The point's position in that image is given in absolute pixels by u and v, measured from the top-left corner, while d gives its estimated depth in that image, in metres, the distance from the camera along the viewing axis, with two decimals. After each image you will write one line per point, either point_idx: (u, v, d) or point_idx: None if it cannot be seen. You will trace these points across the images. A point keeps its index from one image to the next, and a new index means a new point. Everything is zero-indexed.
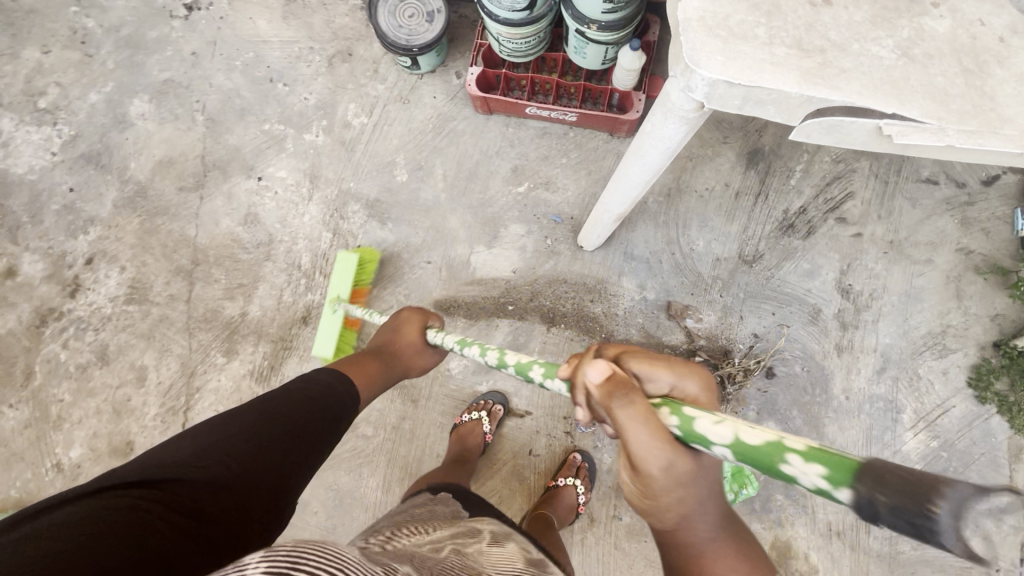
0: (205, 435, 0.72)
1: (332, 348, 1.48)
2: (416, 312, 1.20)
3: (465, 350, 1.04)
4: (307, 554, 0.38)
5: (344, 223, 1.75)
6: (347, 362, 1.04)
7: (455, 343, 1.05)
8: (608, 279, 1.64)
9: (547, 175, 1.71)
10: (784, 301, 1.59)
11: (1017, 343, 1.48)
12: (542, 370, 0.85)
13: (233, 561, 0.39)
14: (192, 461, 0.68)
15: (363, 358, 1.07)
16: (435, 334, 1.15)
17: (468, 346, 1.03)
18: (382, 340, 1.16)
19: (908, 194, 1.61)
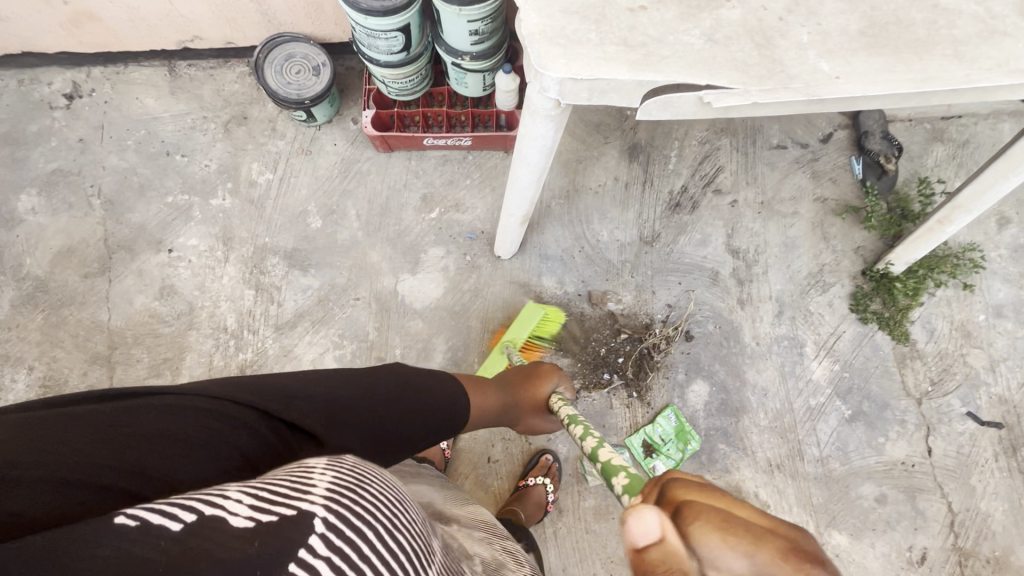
0: (322, 384, 0.75)
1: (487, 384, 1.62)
2: (552, 371, 1.36)
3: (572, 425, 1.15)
4: (365, 477, 0.51)
5: (264, 277, 1.76)
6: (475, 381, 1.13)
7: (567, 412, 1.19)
8: (530, 281, 1.76)
9: (456, 198, 1.82)
10: (687, 270, 1.77)
11: (879, 267, 1.72)
12: (624, 482, 0.86)
13: (295, 465, 0.52)
14: (303, 397, 0.70)
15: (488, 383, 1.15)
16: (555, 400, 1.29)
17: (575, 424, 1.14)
18: (516, 381, 1.30)
19: (766, 160, 1.86)
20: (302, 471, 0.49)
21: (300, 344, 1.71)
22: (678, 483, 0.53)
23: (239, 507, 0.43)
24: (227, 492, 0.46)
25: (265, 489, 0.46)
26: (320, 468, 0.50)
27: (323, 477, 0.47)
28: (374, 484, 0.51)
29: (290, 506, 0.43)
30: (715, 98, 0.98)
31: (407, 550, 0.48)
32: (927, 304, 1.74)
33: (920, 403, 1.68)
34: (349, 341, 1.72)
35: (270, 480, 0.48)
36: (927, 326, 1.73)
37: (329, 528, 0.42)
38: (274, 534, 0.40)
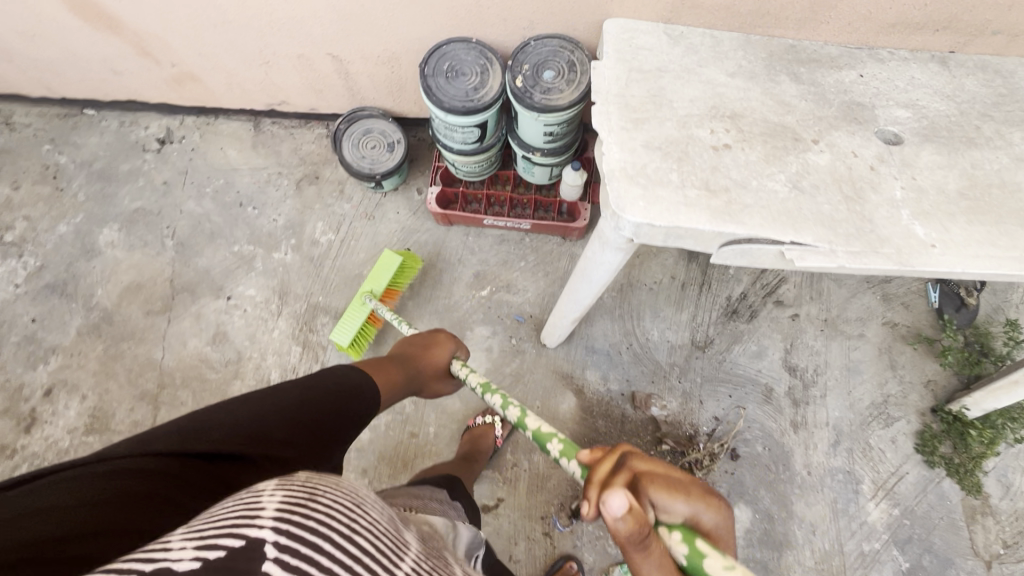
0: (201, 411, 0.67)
1: (350, 337, 1.62)
2: (449, 339, 1.29)
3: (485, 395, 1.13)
4: (315, 489, 0.50)
5: (313, 336, 1.80)
6: (380, 364, 1.08)
7: (477, 383, 1.16)
8: (573, 373, 1.72)
9: (508, 279, 1.82)
10: (738, 382, 1.69)
11: (952, 408, 1.60)
12: (559, 447, 0.88)
13: (244, 491, 0.50)
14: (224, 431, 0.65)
15: (393, 367, 1.10)
16: (458, 367, 1.26)
17: (489, 393, 1.12)
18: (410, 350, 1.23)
19: (833, 275, 1.78)
20: (249, 498, 0.47)
21: None
22: (632, 454, 0.70)
23: (184, 553, 0.40)
24: (170, 542, 0.43)
25: (209, 526, 0.43)
26: (264, 491, 0.48)
27: (270, 498, 0.46)
28: (326, 493, 0.50)
29: (242, 536, 0.41)
30: (798, 255, 0.94)
31: (375, 553, 0.47)
32: (1004, 455, 1.59)
33: (990, 567, 1.52)
34: (385, 411, 1.71)
35: (216, 516, 0.46)
36: (1003, 480, 1.58)
37: (282, 551, 0.40)
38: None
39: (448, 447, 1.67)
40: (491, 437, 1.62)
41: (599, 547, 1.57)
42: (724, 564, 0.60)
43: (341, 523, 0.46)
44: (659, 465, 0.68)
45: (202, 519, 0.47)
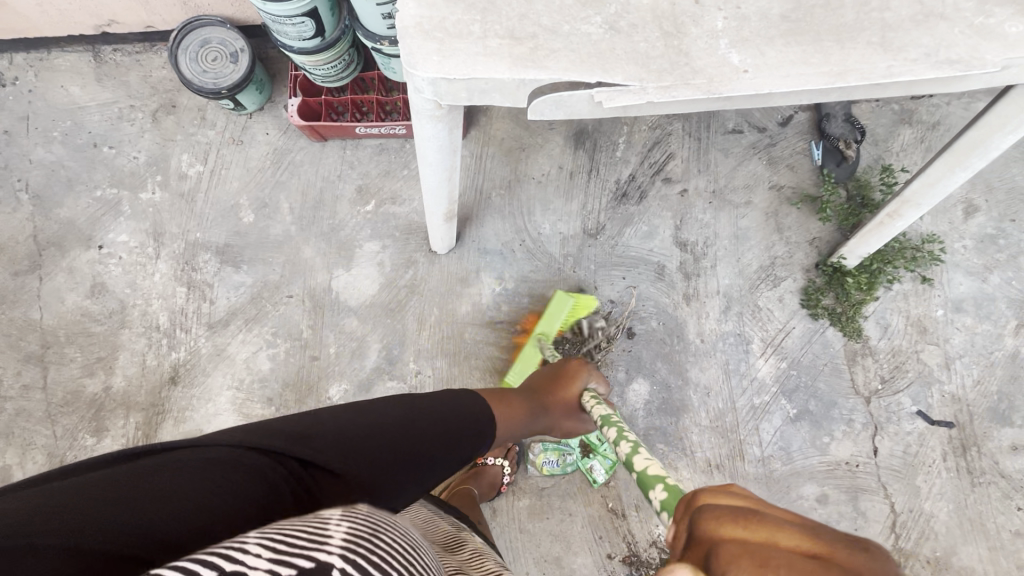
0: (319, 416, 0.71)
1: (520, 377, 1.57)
2: (580, 368, 1.34)
3: (603, 427, 1.11)
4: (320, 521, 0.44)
5: (197, 274, 1.72)
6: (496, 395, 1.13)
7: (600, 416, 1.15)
8: (468, 276, 1.70)
9: (392, 190, 1.75)
10: (631, 264, 1.70)
11: (832, 261, 1.64)
12: (660, 498, 0.82)
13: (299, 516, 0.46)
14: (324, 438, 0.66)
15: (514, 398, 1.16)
16: (589, 400, 1.28)
17: (606, 426, 1.10)
18: (537, 383, 1.29)
19: (720, 146, 1.76)
20: (314, 522, 0.44)
21: (235, 343, 1.69)
22: (714, 518, 0.41)
23: (259, 560, 0.36)
24: (241, 544, 0.39)
25: (276, 532, 0.41)
26: (330, 519, 0.45)
27: (338, 528, 0.42)
28: (385, 536, 0.47)
29: (308, 557, 0.37)
30: (606, 97, 0.90)
31: None
32: (882, 299, 1.67)
33: (869, 402, 1.62)
34: (283, 339, 1.68)
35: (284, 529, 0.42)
36: (882, 321, 1.66)
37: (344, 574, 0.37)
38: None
39: (351, 363, 1.66)
40: None
41: None
42: None
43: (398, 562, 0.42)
44: (760, 534, 0.38)
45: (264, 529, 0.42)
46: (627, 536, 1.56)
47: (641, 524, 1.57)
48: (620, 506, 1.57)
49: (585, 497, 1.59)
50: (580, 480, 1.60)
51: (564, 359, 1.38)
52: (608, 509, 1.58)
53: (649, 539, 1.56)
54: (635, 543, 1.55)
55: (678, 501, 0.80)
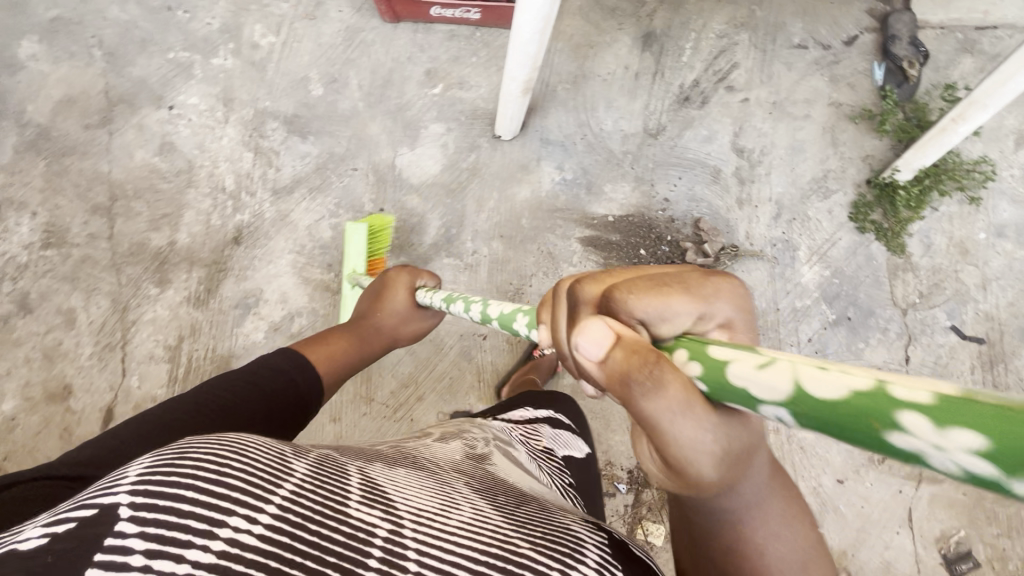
0: (117, 432, 0.77)
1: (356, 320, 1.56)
2: (399, 275, 1.34)
3: (452, 305, 1.17)
4: (184, 447, 0.44)
5: (264, 141, 1.76)
6: (322, 335, 1.18)
7: (441, 299, 1.21)
8: (529, 164, 1.74)
9: (459, 75, 1.78)
10: (688, 166, 1.74)
11: (885, 176, 1.69)
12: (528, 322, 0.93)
13: (113, 473, 0.43)
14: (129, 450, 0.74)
15: (340, 330, 1.22)
16: (424, 295, 1.31)
17: (454, 303, 1.16)
18: (367, 307, 1.33)
19: (783, 59, 1.79)
20: (111, 474, 0.43)
21: (298, 210, 1.73)
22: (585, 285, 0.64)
23: (32, 530, 0.39)
24: (25, 530, 0.40)
25: (66, 504, 0.41)
26: (131, 463, 0.43)
27: (132, 468, 0.42)
28: (194, 449, 0.44)
29: (88, 508, 0.39)
30: None
31: (254, 479, 0.43)
32: (928, 219, 1.71)
33: (906, 313, 1.68)
34: (345, 211, 1.73)
35: (79, 495, 0.42)
36: (926, 240, 1.71)
37: (137, 509, 0.38)
38: (71, 539, 0.37)
39: (410, 239, 1.72)
40: None
41: None
42: (754, 364, 0.45)
43: (208, 470, 0.41)
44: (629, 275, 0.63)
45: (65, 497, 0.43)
46: None
47: None
48: None
49: None
50: None
51: (390, 270, 1.37)
52: None
53: None
54: None
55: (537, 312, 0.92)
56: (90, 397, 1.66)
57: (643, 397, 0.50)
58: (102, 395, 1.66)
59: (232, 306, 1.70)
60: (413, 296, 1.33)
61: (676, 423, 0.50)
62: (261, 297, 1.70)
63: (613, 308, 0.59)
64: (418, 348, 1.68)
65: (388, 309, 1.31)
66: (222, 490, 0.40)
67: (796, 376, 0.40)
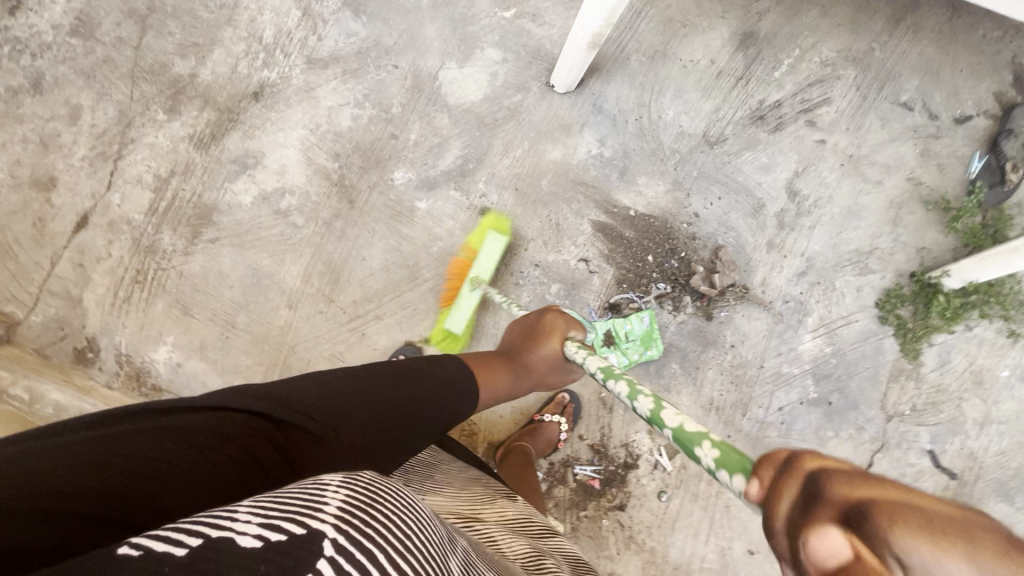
0: (279, 384, 0.78)
1: None
2: (557, 320, 1.16)
3: (609, 381, 0.91)
4: (375, 496, 0.52)
5: (316, 4, 1.66)
6: (484, 360, 1.12)
7: (597, 369, 0.96)
8: (571, 126, 1.62)
9: (536, 7, 1.64)
10: (734, 189, 1.60)
11: (932, 275, 1.54)
12: (715, 455, 0.58)
13: (309, 479, 0.54)
14: (287, 400, 0.75)
15: (496, 360, 1.14)
16: (573, 347, 1.09)
17: (616, 381, 0.88)
18: (519, 343, 1.19)
19: (881, 113, 1.60)
20: (316, 487, 0.51)
21: (325, 87, 1.65)
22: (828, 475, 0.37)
23: (248, 526, 0.44)
24: (236, 512, 0.48)
25: (276, 507, 0.48)
26: (330, 484, 0.52)
27: (334, 495, 0.49)
28: (383, 504, 0.52)
29: (302, 526, 0.44)
30: None
31: (421, 565, 0.48)
32: (956, 335, 1.57)
33: (889, 420, 1.57)
34: (372, 106, 1.64)
35: (285, 499, 0.50)
36: (944, 356, 1.57)
37: (338, 552, 0.43)
38: (284, 554, 0.41)
39: (425, 158, 1.63)
40: None
41: (538, 292, 1.60)
42: None
43: (398, 539, 0.48)
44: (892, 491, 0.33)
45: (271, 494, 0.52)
46: (604, 428, 1.58)
47: (623, 424, 1.58)
48: (611, 400, 1.58)
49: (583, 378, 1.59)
50: None
51: (545, 311, 1.20)
52: (599, 397, 1.58)
53: (622, 440, 1.57)
54: (608, 437, 1.57)
55: (738, 452, 0.56)
56: (71, 198, 1.65)
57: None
58: (82, 201, 1.65)
59: (230, 160, 1.65)
60: (563, 349, 1.12)
61: None
62: (260, 162, 1.65)
63: (856, 518, 0.33)
64: (393, 270, 1.63)
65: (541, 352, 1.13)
66: (404, 564, 0.46)
67: None
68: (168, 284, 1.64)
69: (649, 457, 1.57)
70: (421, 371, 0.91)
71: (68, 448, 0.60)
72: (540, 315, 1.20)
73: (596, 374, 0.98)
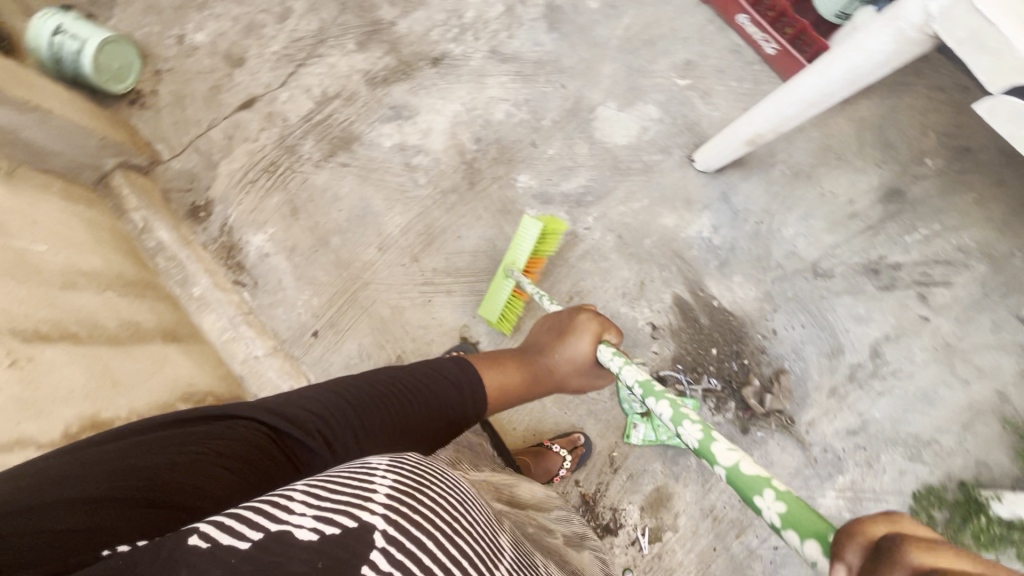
0: (272, 400, 0.80)
1: (497, 313, 1.61)
2: (589, 321, 1.22)
3: (653, 403, 0.96)
4: (414, 487, 0.63)
5: (521, 9, 1.83)
6: (496, 358, 1.15)
7: (636, 381, 1.01)
8: (694, 202, 1.68)
9: (709, 87, 1.73)
10: (820, 324, 1.60)
11: (982, 493, 1.47)
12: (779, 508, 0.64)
13: (351, 470, 0.64)
14: (288, 409, 0.78)
15: (515, 359, 1.18)
16: (608, 353, 1.16)
17: (659, 399, 0.94)
18: (546, 342, 1.25)
19: (995, 318, 1.57)
20: (361, 477, 0.62)
21: (495, 78, 1.80)
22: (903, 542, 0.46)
23: (304, 519, 0.53)
24: (292, 499, 0.57)
25: (329, 495, 0.57)
26: (375, 475, 0.62)
27: (379, 486, 0.60)
28: (422, 493, 0.63)
29: (356, 517, 0.54)
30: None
31: (468, 553, 0.61)
32: None
33: None
34: (527, 110, 1.77)
35: (335, 487, 0.60)
36: None
37: (388, 542, 0.53)
38: (341, 545, 0.51)
39: (551, 174, 1.74)
40: None
41: None
42: None
43: (443, 527, 0.60)
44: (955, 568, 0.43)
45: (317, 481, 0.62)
46: (601, 484, 1.60)
47: (621, 488, 1.59)
48: (620, 461, 1.60)
49: (603, 430, 1.63)
50: (614, 416, 1.63)
51: (576, 308, 1.26)
52: (610, 454, 1.61)
53: (614, 503, 1.59)
54: (602, 493, 1.59)
55: (806, 510, 0.62)
56: (249, 80, 1.86)
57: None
58: (257, 86, 1.85)
59: (389, 105, 1.81)
60: (595, 350, 1.19)
61: None
62: (413, 116, 1.81)
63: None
64: (480, 257, 1.72)
65: (566, 355, 1.20)
66: (452, 550, 0.58)
67: None
68: (290, 184, 1.80)
69: (631, 530, 1.57)
70: (418, 376, 0.94)
71: (82, 462, 0.59)
72: (573, 313, 1.26)
73: (637, 386, 1.04)
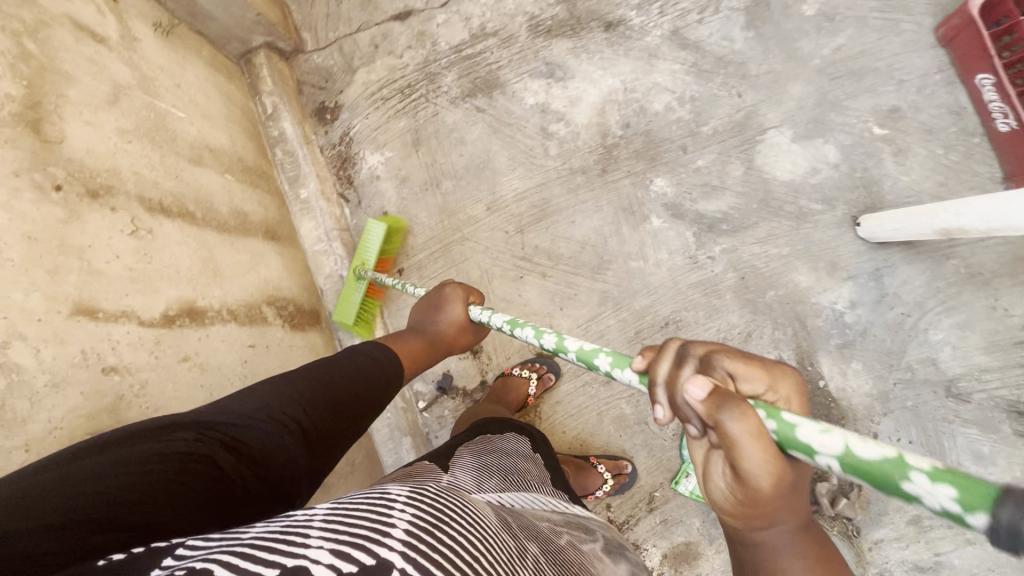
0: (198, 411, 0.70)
1: (351, 313, 1.56)
2: (457, 291, 1.14)
3: (516, 330, 0.99)
4: (440, 517, 0.52)
5: None
6: (394, 336, 1.09)
7: (505, 320, 1.02)
8: (839, 269, 1.49)
9: (907, 146, 1.48)
10: (931, 446, 1.42)
11: None
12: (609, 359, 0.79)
13: (368, 498, 0.54)
14: (219, 418, 0.69)
15: (411, 338, 1.09)
16: (478, 312, 1.11)
17: (519, 326, 0.98)
18: (423, 319, 1.15)
19: None
20: (381, 506, 0.51)
21: (667, 64, 1.61)
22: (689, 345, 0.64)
23: (320, 553, 0.43)
24: (310, 535, 0.46)
25: (345, 527, 0.47)
26: (395, 503, 0.52)
27: (401, 516, 0.49)
28: (449, 526, 0.52)
29: (372, 552, 0.43)
30: None
31: None
32: None
33: None
34: (690, 110, 1.59)
35: (352, 516, 0.49)
36: None
37: None
38: None
39: (692, 187, 1.57)
40: (523, 391, 1.54)
41: None
42: (858, 439, 0.50)
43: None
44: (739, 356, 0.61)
45: (335, 511, 0.51)
46: (632, 517, 1.55)
47: (650, 529, 1.53)
48: (658, 503, 1.53)
49: (652, 467, 1.55)
50: (668, 456, 1.55)
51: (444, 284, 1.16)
52: (650, 492, 1.54)
53: (638, 539, 1.53)
54: (629, 526, 1.54)
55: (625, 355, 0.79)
56: None
57: (733, 422, 0.54)
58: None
59: (545, 59, 1.67)
60: (467, 312, 1.13)
61: (754, 467, 0.55)
62: (565, 79, 1.66)
63: (710, 358, 0.62)
64: (587, 250, 1.61)
65: (440, 319, 1.13)
66: None
67: (859, 447, 0.50)
68: (420, 113, 1.72)
69: (646, 572, 1.52)
70: (332, 361, 0.90)
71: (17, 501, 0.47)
72: (443, 288, 1.16)
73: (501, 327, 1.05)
